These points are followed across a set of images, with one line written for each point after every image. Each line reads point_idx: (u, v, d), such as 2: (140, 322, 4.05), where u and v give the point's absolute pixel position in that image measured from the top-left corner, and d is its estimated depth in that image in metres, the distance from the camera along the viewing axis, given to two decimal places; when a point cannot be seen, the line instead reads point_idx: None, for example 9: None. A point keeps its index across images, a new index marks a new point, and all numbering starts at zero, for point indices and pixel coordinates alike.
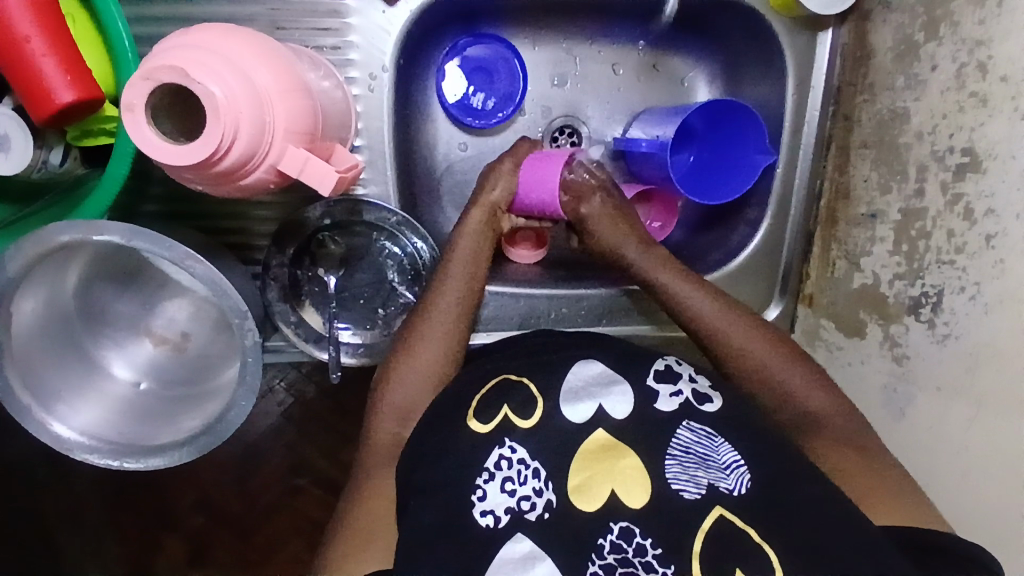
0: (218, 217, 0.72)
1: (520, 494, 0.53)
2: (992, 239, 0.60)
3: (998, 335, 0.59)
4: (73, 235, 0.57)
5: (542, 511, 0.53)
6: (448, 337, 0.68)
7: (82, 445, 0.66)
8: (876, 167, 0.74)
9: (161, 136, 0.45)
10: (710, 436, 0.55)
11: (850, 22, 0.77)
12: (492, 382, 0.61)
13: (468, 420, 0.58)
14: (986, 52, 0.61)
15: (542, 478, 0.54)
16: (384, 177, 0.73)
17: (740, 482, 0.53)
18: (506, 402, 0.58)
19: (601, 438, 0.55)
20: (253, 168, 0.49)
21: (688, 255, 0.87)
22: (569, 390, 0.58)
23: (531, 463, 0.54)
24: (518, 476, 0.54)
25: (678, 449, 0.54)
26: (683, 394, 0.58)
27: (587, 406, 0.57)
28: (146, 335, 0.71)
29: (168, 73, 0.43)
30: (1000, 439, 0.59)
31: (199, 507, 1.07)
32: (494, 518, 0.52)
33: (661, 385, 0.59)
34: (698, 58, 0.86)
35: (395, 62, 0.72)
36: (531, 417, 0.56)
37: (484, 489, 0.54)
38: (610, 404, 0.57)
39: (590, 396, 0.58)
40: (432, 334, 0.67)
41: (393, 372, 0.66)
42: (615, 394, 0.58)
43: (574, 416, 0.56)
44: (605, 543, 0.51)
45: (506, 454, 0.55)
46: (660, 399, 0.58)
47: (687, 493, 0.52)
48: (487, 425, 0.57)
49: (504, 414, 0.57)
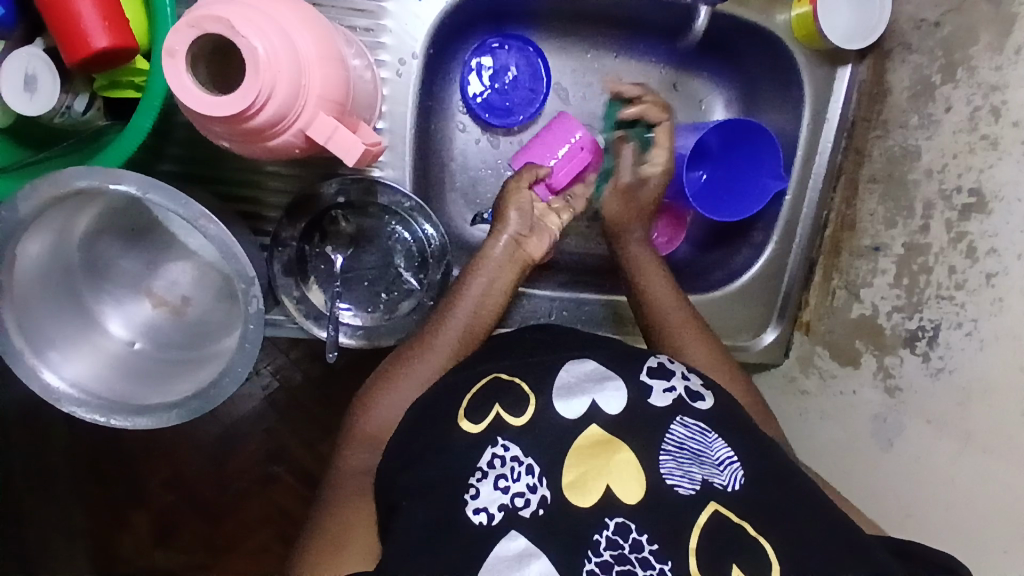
0: (235, 185, 0.73)
1: (513, 490, 0.53)
2: (992, 278, 0.61)
3: (989, 373, 0.60)
4: (90, 182, 0.57)
5: (536, 507, 0.52)
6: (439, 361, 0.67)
7: (71, 397, 0.65)
8: (883, 202, 0.76)
9: (199, 86, 0.45)
10: (705, 432, 0.56)
11: (870, 60, 0.80)
12: (482, 382, 0.60)
13: (458, 421, 0.58)
14: (1000, 97, 0.63)
15: (536, 474, 0.53)
16: (402, 162, 0.74)
17: (733, 478, 0.54)
18: (499, 401, 0.57)
19: (594, 434, 0.55)
20: (282, 131, 0.49)
21: (692, 272, 0.88)
22: (563, 386, 0.58)
23: (524, 460, 0.54)
24: (512, 473, 0.53)
25: (672, 445, 0.54)
26: (676, 391, 0.59)
27: (580, 401, 0.57)
28: (145, 295, 0.70)
29: (214, 24, 0.43)
30: (985, 480, 0.60)
31: (170, 485, 1.05)
32: (487, 516, 0.52)
33: (655, 380, 0.59)
34: (719, 82, 0.88)
35: (425, 51, 0.73)
36: (523, 416, 0.56)
37: (477, 487, 0.53)
38: (603, 399, 0.57)
39: (583, 391, 0.57)
40: (423, 364, 0.67)
41: (373, 392, 0.66)
42: (607, 390, 0.57)
43: (568, 412, 0.56)
44: (600, 540, 0.50)
45: (499, 452, 0.55)
46: (654, 394, 0.58)
47: (681, 489, 0.52)
48: (479, 424, 0.56)
49: (497, 412, 0.57)
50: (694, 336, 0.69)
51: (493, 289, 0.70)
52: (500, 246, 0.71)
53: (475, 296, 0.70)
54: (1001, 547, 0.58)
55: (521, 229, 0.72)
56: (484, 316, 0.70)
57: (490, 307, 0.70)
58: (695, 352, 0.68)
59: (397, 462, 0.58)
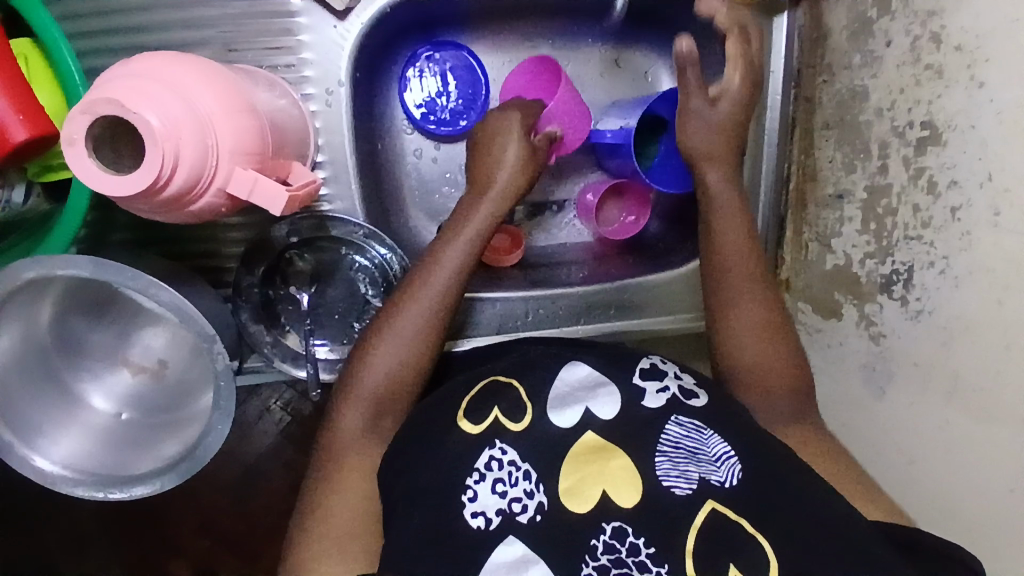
0: (190, 242, 0.73)
1: (510, 495, 0.53)
2: (957, 212, 0.59)
3: (969, 310, 0.59)
4: (38, 271, 0.58)
5: (533, 513, 0.52)
6: (434, 309, 0.65)
7: (65, 478, 0.66)
8: (839, 148, 0.74)
9: (105, 168, 0.44)
10: (700, 429, 0.56)
11: (806, 4, 0.77)
12: (479, 385, 0.60)
13: (457, 420, 0.57)
14: (939, 23, 0.60)
15: (534, 480, 0.53)
16: (349, 192, 0.73)
17: (731, 474, 0.53)
18: (496, 404, 0.57)
19: (590, 440, 0.55)
20: (199, 194, 0.49)
21: (661, 249, 0.90)
22: (556, 395, 0.57)
23: (522, 464, 0.54)
24: (509, 477, 0.53)
25: (669, 445, 0.54)
26: (670, 391, 0.59)
27: (573, 411, 0.56)
28: (123, 365, 0.72)
29: (104, 105, 0.42)
30: (977, 419, 0.59)
31: (202, 531, 1.07)
32: (484, 520, 0.52)
33: (648, 382, 0.59)
34: (659, 52, 0.86)
35: (351, 76, 0.72)
36: (522, 421, 0.56)
37: (474, 490, 0.53)
38: (597, 407, 0.56)
39: (577, 400, 0.57)
40: (408, 320, 0.65)
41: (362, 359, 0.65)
42: (602, 397, 0.57)
43: (561, 421, 0.56)
44: (598, 544, 0.50)
45: (496, 455, 0.54)
46: (648, 396, 0.58)
47: (678, 490, 0.52)
48: (479, 424, 0.56)
49: (494, 415, 0.56)
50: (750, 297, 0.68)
51: (473, 246, 0.68)
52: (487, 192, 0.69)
53: (461, 245, 0.67)
54: (1007, 486, 0.57)
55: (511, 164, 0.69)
56: (462, 277, 0.67)
57: (467, 269, 0.67)
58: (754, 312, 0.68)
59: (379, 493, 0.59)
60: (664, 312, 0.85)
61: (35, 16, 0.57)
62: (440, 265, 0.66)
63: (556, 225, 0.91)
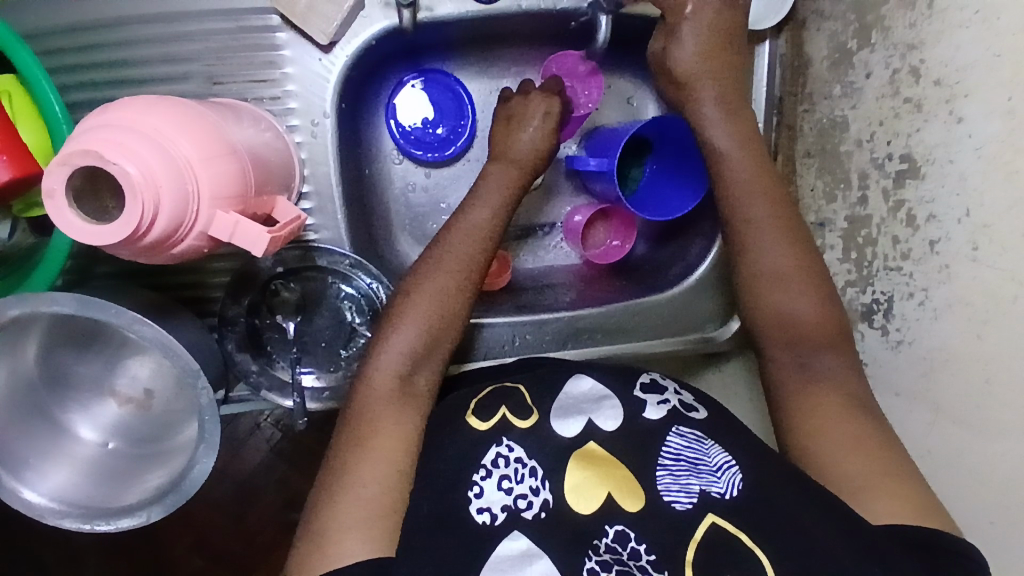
0: (175, 273, 0.73)
1: (516, 492, 0.56)
2: (935, 244, 0.60)
3: (949, 342, 0.59)
4: (23, 309, 0.58)
5: (538, 510, 0.56)
6: (460, 271, 0.66)
7: (53, 511, 0.67)
8: (821, 176, 0.74)
9: (86, 219, 0.45)
10: (700, 439, 0.59)
11: (787, 32, 0.78)
12: (485, 390, 0.65)
13: (467, 415, 0.62)
14: (918, 57, 0.61)
15: (539, 477, 0.57)
16: (334, 221, 0.74)
17: (731, 484, 0.56)
18: (505, 403, 0.62)
19: (593, 450, 0.59)
20: (182, 238, 0.49)
21: (650, 270, 0.90)
22: (561, 406, 0.62)
23: (528, 462, 0.58)
24: (515, 474, 0.57)
25: (669, 458, 0.58)
26: (670, 403, 0.62)
27: (575, 421, 0.61)
28: (110, 395, 0.72)
29: (83, 157, 0.43)
30: (958, 448, 0.59)
31: (196, 550, 1.07)
32: (490, 516, 0.55)
33: (648, 394, 0.63)
34: (643, 77, 0.87)
35: (336, 107, 0.73)
36: (529, 418, 0.60)
37: (480, 486, 0.56)
38: (601, 419, 0.61)
39: (580, 411, 0.61)
40: (438, 278, 0.66)
41: (394, 317, 0.65)
42: (606, 409, 0.61)
43: (564, 430, 0.60)
44: (601, 544, 0.54)
45: (503, 452, 0.58)
46: (648, 408, 0.61)
47: (678, 505, 0.55)
48: (488, 420, 0.60)
49: (503, 412, 0.61)
50: (800, 288, 0.66)
51: (496, 219, 0.70)
52: (512, 165, 0.73)
53: (486, 214, 0.69)
54: (988, 517, 0.57)
55: (535, 134, 0.74)
56: (487, 240, 0.69)
57: (493, 232, 0.69)
58: (805, 312, 0.65)
59: None
60: (650, 334, 0.85)
61: (16, 55, 0.58)
62: (463, 226, 0.68)
63: (543, 247, 0.92)
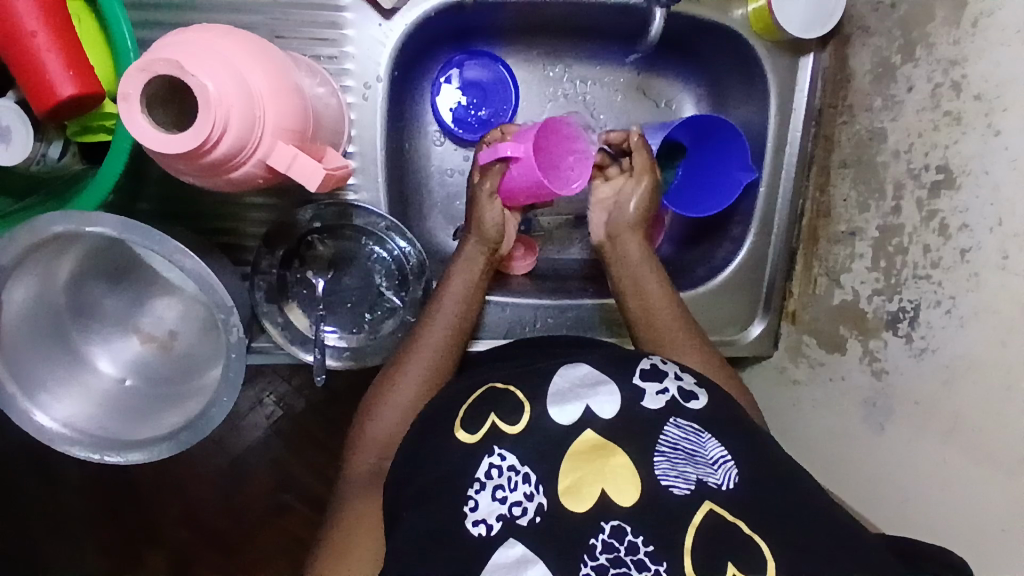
0: (211, 218, 0.74)
1: (511, 500, 0.53)
2: (966, 253, 0.61)
3: (974, 350, 0.60)
4: (66, 227, 0.59)
5: (533, 515, 0.52)
6: (435, 363, 0.69)
7: (63, 437, 0.67)
8: (855, 186, 0.76)
9: (155, 127, 0.46)
10: (698, 431, 0.56)
11: (831, 46, 0.80)
12: (479, 392, 0.62)
13: (455, 430, 0.59)
14: (960, 72, 0.63)
15: (532, 482, 0.54)
16: (375, 183, 0.75)
17: (727, 477, 0.54)
18: (494, 410, 0.58)
19: (590, 438, 0.55)
20: (242, 162, 0.50)
21: (674, 271, 0.87)
22: (556, 393, 0.59)
23: (520, 469, 0.54)
24: (509, 483, 0.54)
25: (666, 446, 0.55)
26: (669, 392, 0.59)
27: (574, 407, 0.58)
28: (133, 332, 0.72)
29: (163, 65, 0.45)
30: (975, 456, 0.59)
31: (182, 521, 1.06)
32: (485, 527, 0.52)
33: (647, 382, 0.60)
34: (683, 82, 0.89)
35: (389, 73, 0.75)
36: (517, 425, 0.57)
37: (475, 499, 0.54)
38: (597, 405, 0.57)
39: (577, 397, 0.58)
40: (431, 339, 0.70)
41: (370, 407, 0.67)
42: (602, 395, 0.58)
43: (562, 417, 0.57)
44: (596, 543, 0.51)
45: (496, 461, 0.55)
46: (648, 397, 0.58)
47: (677, 489, 0.52)
48: (475, 434, 0.57)
49: (492, 421, 0.58)
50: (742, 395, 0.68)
51: (469, 307, 0.72)
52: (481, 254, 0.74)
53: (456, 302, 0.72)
54: (999, 525, 0.57)
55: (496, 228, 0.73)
56: (460, 330, 0.71)
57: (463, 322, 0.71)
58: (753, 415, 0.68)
59: (396, 480, 0.59)
60: None
61: None
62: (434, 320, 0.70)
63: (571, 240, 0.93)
